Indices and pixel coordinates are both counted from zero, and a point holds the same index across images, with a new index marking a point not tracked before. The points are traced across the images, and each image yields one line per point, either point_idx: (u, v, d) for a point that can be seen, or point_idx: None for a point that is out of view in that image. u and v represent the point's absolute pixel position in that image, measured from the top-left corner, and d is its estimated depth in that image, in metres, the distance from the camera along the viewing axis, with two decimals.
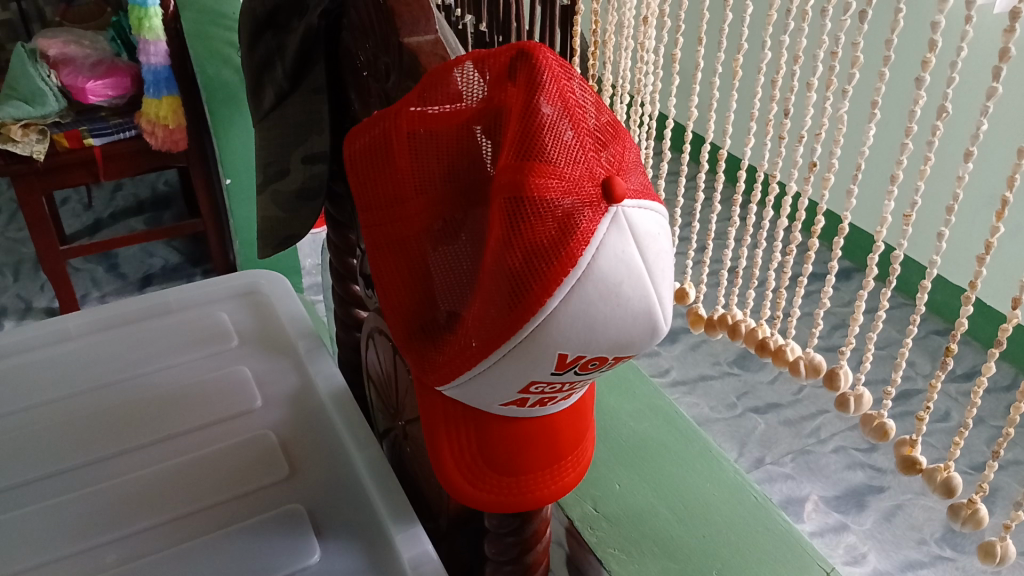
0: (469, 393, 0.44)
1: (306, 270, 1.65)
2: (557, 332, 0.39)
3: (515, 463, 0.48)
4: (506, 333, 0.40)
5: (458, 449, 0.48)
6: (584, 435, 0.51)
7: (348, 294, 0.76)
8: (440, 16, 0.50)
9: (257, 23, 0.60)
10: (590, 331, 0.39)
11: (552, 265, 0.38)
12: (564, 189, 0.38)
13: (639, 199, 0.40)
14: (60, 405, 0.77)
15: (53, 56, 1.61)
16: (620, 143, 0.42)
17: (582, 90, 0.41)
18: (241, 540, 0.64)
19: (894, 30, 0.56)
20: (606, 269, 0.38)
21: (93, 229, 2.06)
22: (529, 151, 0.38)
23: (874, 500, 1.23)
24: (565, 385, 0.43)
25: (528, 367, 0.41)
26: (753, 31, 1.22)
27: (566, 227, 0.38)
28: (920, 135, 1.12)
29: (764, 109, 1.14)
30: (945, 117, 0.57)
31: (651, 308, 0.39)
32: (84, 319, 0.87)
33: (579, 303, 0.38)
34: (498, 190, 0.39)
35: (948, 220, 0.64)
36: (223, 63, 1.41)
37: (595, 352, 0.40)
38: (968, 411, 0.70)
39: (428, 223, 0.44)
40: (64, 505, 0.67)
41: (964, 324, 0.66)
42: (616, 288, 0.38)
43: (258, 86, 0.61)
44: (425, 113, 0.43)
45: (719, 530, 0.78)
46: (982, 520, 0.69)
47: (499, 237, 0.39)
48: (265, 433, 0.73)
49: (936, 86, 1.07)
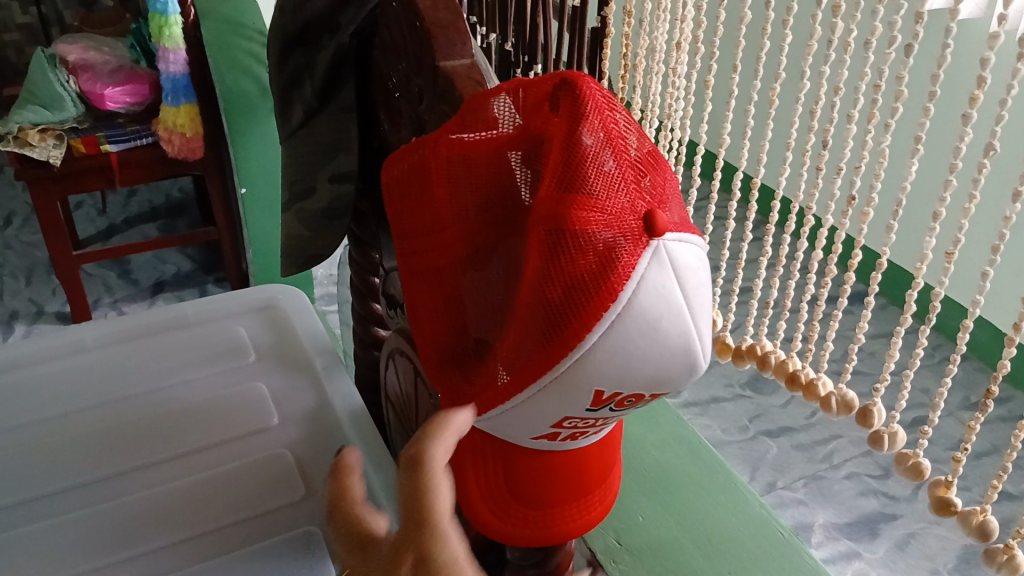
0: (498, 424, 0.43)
1: (319, 281, 1.64)
2: (590, 368, 0.38)
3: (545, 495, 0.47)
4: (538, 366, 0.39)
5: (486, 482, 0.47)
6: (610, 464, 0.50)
7: (368, 313, 0.75)
8: (476, 40, 0.49)
9: (288, 40, 0.60)
10: (630, 367, 0.38)
11: (590, 301, 0.37)
12: (603, 221, 0.37)
13: (680, 232, 0.39)
14: (77, 419, 0.76)
15: (73, 62, 1.61)
16: (661, 173, 0.41)
17: (624, 121, 0.40)
18: (260, 562, 0.63)
19: (941, 63, 0.55)
20: (647, 304, 0.37)
21: (107, 235, 2.06)
22: (572, 182, 0.38)
23: (888, 527, 1.21)
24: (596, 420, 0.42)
25: (558, 400, 0.40)
26: (793, 59, 1.20)
27: (605, 259, 0.37)
28: (967, 171, 1.10)
29: (801, 137, 1.13)
30: (994, 154, 0.56)
31: (693, 344, 0.39)
32: (101, 331, 0.86)
33: (621, 338, 0.37)
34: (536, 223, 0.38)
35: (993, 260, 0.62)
36: (243, 74, 1.42)
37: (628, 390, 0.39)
38: (1008, 456, 0.67)
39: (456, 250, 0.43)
40: (78, 521, 0.66)
41: (1007, 366, 0.64)
42: (656, 323, 0.37)
43: (287, 101, 0.61)
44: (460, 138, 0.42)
45: (746, 564, 0.77)
46: (1020, 567, 0.67)
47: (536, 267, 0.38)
48: (281, 452, 0.72)
49: (985, 122, 1.05)
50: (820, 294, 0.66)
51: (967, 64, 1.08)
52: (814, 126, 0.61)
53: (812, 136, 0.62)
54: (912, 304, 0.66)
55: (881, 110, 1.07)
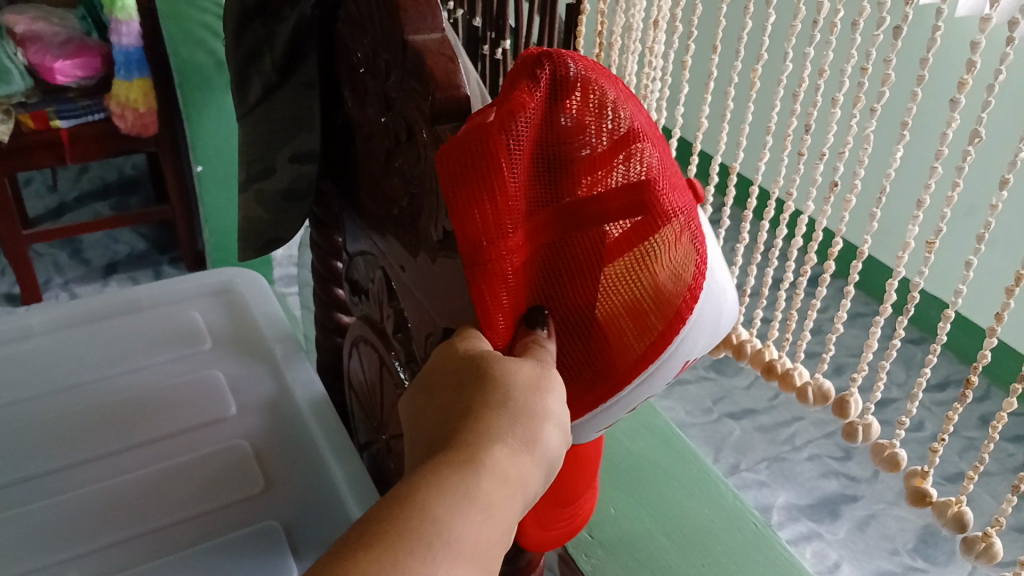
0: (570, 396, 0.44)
1: (278, 262, 1.61)
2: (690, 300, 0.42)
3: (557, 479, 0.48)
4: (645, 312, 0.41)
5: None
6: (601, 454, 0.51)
7: (330, 298, 0.73)
8: (448, 15, 0.46)
9: (246, 9, 0.56)
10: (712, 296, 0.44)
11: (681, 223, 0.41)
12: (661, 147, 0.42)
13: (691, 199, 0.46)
14: (22, 407, 0.73)
15: (20, 33, 1.52)
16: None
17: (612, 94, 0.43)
18: (218, 557, 0.60)
19: (930, 47, 0.53)
20: (714, 267, 0.44)
21: (57, 212, 2.00)
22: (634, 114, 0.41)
23: (848, 509, 1.21)
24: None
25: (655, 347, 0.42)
26: (775, 42, 1.19)
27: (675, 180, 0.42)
28: (952, 159, 1.09)
29: (784, 122, 1.12)
30: (979, 141, 0.55)
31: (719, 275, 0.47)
32: (50, 315, 0.82)
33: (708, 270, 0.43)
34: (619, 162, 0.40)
35: (978, 249, 0.61)
36: (199, 46, 1.37)
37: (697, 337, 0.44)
38: (986, 446, 0.65)
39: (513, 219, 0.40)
40: (24, 516, 0.63)
41: (987, 358, 0.62)
42: (721, 284, 0.44)
43: (244, 76, 0.58)
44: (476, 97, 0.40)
45: (719, 559, 0.75)
46: (997, 555, 0.66)
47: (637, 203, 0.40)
48: (239, 442, 0.70)
49: (972, 110, 1.04)
50: (797, 283, 0.64)
51: (949, 49, 1.07)
52: (797, 109, 0.59)
53: (794, 119, 0.60)
54: (891, 295, 0.65)
55: (867, 94, 1.05)
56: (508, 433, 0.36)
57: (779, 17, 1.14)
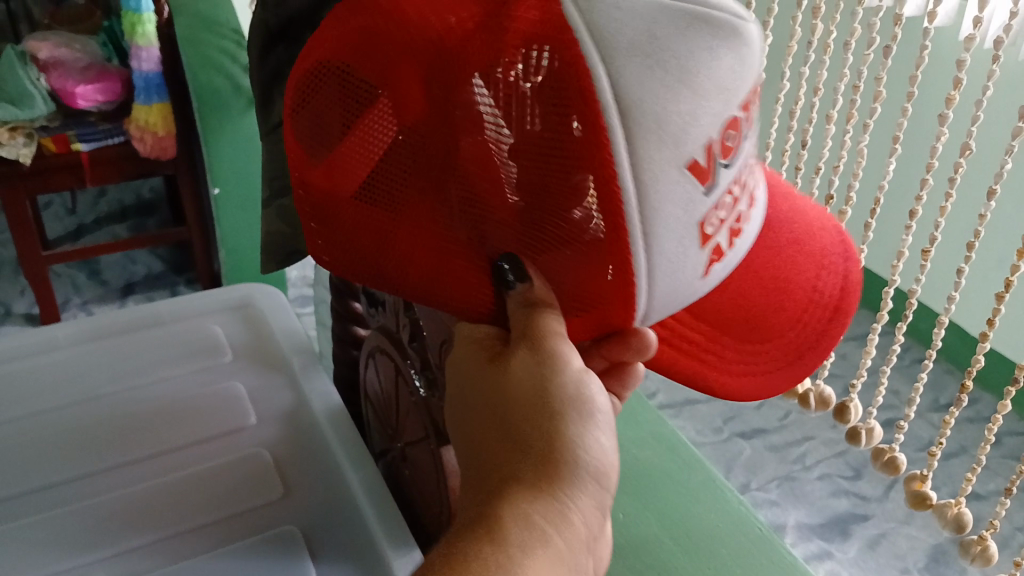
0: (653, 265, 0.42)
1: (293, 282, 1.63)
2: (648, 95, 0.39)
3: (751, 335, 0.56)
4: (597, 152, 0.39)
5: (707, 370, 0.54)
6: (786, 295, 0.57)
7: (347, 312, 0.75)
8: None
9: (269, 35, 0.60)
10: (679, 56, 0.39)
11: (556, 26, 0.39)
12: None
13: None
14: (47, 418, 0.75)
15: (44, 60, 1.57)
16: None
17: None
18: (235, 560, 0.62)
19: (920, 63, 0.60)
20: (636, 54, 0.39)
21: (76, 235, 2.04)
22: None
23: (859, 527, 1.22)
24: (727, 194, 0.44)
25: (662, 169, 0.40)
26: (772, 61, 1.21)
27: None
28: (942, 172, 1.11)
29: (781, 138, 1.14)
30: (968, 153, 0.59)
31: (717, 7, 0.42)
32: (74, 329, 0.85)
33: (651, 46, 0.39)
34: (438, 54, 0.41)
35: (968, 258, 0.65)
36: (216, 71, 1.41)
37: (712, 106, 0.40)
38: (982, 448, 0.70)
39: (420, 196, 0.44)
40: (49, 522, 0.65)
41: (980, 362, 0.66)
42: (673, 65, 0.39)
43: (268, 99, 0.62)
44: (323, 143, 0.45)
45: (725, 561, 0.77)
46: (993, 557, 0.70)
47: (478, 71, 0.40)
48: (257, 451, 0.72)
49: (960, 124, 1.05)
50: None
51: (939, 66, 1.09)
52: (793, 126, 0.64)
53: (790, 136, 0.65)
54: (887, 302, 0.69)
55: (860, 110, 1.08)
56: (551, 475, 0.42)
57: (777, 39, 1.17)
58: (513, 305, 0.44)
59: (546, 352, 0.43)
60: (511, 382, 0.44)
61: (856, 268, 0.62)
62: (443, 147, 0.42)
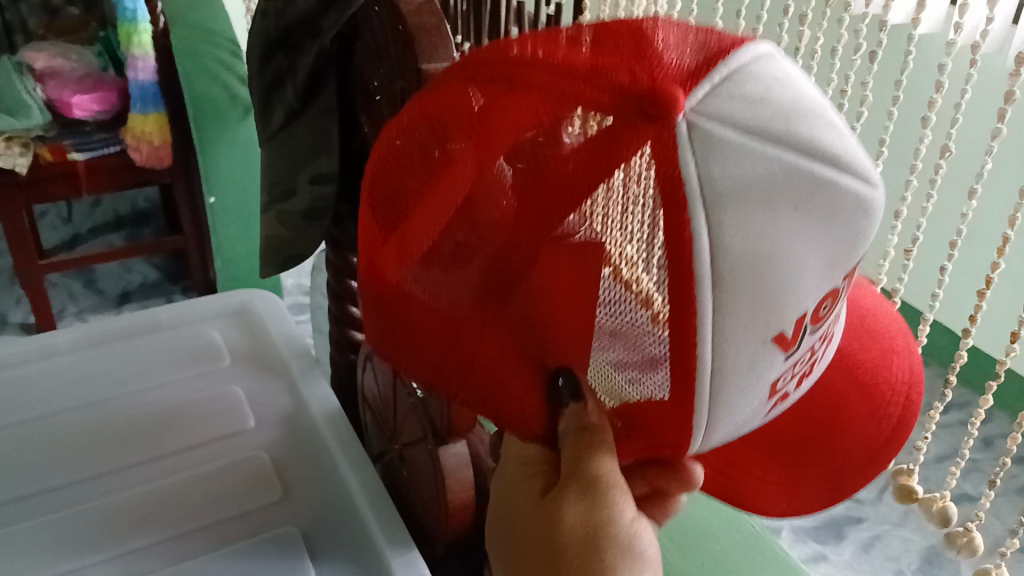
0: (715, 420, 0.40)
1: (290, 290, 1.64)
2: (752, 260, 0.35)
3: (805, 454, 0.52)
4: (683, 304, 0.36)
5: (748, 484, 0.52)
6: (835, 404, 0.52)
7: (345, 316, 0.75)
8: (458, 47, 0.52)
9: (269, 44, 0.62)
10: (798, 202, 0.36)
11: (669, 164, 0.35)
12: (599, 71, 0.36)
13: (745, 56, 0.38)
14: (48, 422, 0.76)
15: (40, 69, 1.59)
16: (625, 22, 0.40)
17: (571, 55, 0.37)
18: (236, 560, 0.63)
19: (904, 69, 0.62)
20: (746, 188, 0.35)
21: (71, 244, 2.04)
22: (533, 79, 0.37)
23: (853, 530, 1.23)
24: (807, 351, 0.42)
25: (748, 336, 0.37)
26: None
27: (637, 108, 0.36)
28: (924, 173, 1.13)
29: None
30: (948, 155, 0.62)
31: (845, 163, 0.38)
32: (74, 335, 0.86)
33: (765, 203, 0.35)
34: (527, 174, 0.37)
35: (951, 255, 0.68)
36: (212, 80, 1.42)
37: (813, 274, 0.37)
38: (964, 442, 0.73)
39: (478, 308, 0.40)
40: (51, 525, 0.66)
41: (963, 358, 0.68)
42: (788, 202, 0.36)
43: (268, 103, 0.64)
44: (383, 224, 0.40)
45: (720, 558, 0.79)
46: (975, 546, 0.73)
47: (574, 201, 0.37)
48: (257, 454, 0.73)
49: (942, 126, 1.08)
50: None
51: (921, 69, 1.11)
52: None
53: None
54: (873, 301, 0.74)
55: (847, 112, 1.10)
56: None
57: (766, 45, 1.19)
58: (568, 426, 0.40)
59: (599, 489, 0.39)
60: (562, 523, 0.38)
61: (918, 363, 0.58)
62: (516, 261, 0.39)
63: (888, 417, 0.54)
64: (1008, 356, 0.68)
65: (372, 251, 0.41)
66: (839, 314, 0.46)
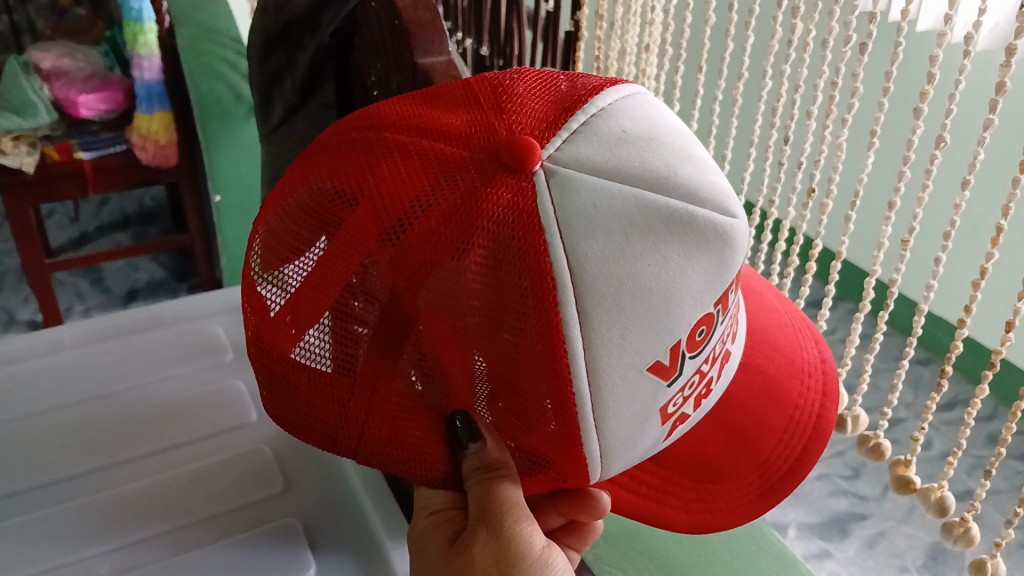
0: (608, 453, 0.45)
1: None
2: (611, 300, 0.41)
3: (716, 471, 0.57)
4: (550, 335, 0.41)
5: (666, 507, 0.56)
6: (741, 423, 0.58)
7: None
8: (451, 39, 0.56)
9: (269, 40, 0.73)
10: (643, 253, 0.41)
11: (526, 210, 0.41)
12: (461, 138, 0.44)
13: (582, 126, 0.45)
14: (54, 415, 0.77)
15: (46, 69, 1.57)
16: (474, 91, 0.47)
17: (424, 135, 0.44)
18: (236, 551, 0.64)
19: (894, 61, 0.61)
20: (595, 247, 0.41)
21: (78, 243, 2.06)
22: (410, 152, 0.44)
23: (858, 527, 1.22)
24: (695, 376, 0.47)
25: (625, 361, 0.42)
26: (755, 59, 1.24)
27: (493, 163, 0.42)
28: (918, 164, 1.14)
29: (763, 136, 1.16)
30: (942, 144, 0.62)
31: (703, 198, 0.44)
32: (80, 330, 0.87)
33: (621, 234, 0.41)
34: (402, 235, 0.42)
35: (945, 246, 0.67)
36: (217, 80, 1.42)
37: (684, 303, 0.42)
38: (961, 433, 0.72)
39: (376, 361, 0.45)
40: (59, 515, 0.67)
41: (959, 347, 0.68)
42: (629, 252, 0.41)
43: (268, 101, 0.75)
44: (283, 300, 0.46)
45: (714, 548, 0.83)
46: (974, 538, 0.73)
47: (447, 253, 0.41)
48: (259, 447, 0.74)
49: (934, 117, 1.09)
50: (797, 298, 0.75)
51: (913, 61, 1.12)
52: (777, 122, 0.68)
53: (774, 131, 0.69)
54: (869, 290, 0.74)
55: (840, 104, 1.11)
56: None
57: (761, 38, 1.20)
58: (469, 468, 0.45)
59: (506, 533, 0.46)
60: (473, 566, 0.46)
61: (834, 382, 0.64)
62: (402, 313, 0.43)
63: (801, 432, 0.60)
64: (1004, 344, 0.68)
65: (277, 328, 0.46)
66: (728, 343, 0.51)
